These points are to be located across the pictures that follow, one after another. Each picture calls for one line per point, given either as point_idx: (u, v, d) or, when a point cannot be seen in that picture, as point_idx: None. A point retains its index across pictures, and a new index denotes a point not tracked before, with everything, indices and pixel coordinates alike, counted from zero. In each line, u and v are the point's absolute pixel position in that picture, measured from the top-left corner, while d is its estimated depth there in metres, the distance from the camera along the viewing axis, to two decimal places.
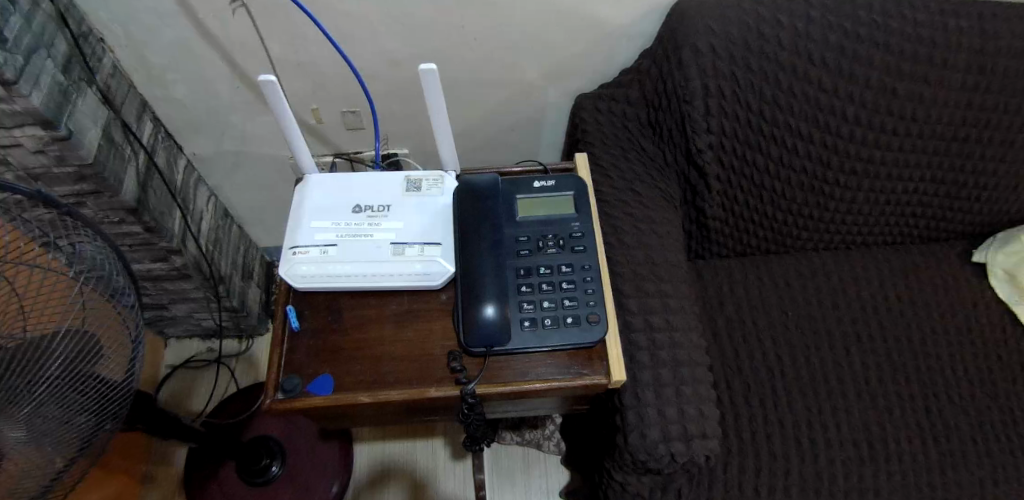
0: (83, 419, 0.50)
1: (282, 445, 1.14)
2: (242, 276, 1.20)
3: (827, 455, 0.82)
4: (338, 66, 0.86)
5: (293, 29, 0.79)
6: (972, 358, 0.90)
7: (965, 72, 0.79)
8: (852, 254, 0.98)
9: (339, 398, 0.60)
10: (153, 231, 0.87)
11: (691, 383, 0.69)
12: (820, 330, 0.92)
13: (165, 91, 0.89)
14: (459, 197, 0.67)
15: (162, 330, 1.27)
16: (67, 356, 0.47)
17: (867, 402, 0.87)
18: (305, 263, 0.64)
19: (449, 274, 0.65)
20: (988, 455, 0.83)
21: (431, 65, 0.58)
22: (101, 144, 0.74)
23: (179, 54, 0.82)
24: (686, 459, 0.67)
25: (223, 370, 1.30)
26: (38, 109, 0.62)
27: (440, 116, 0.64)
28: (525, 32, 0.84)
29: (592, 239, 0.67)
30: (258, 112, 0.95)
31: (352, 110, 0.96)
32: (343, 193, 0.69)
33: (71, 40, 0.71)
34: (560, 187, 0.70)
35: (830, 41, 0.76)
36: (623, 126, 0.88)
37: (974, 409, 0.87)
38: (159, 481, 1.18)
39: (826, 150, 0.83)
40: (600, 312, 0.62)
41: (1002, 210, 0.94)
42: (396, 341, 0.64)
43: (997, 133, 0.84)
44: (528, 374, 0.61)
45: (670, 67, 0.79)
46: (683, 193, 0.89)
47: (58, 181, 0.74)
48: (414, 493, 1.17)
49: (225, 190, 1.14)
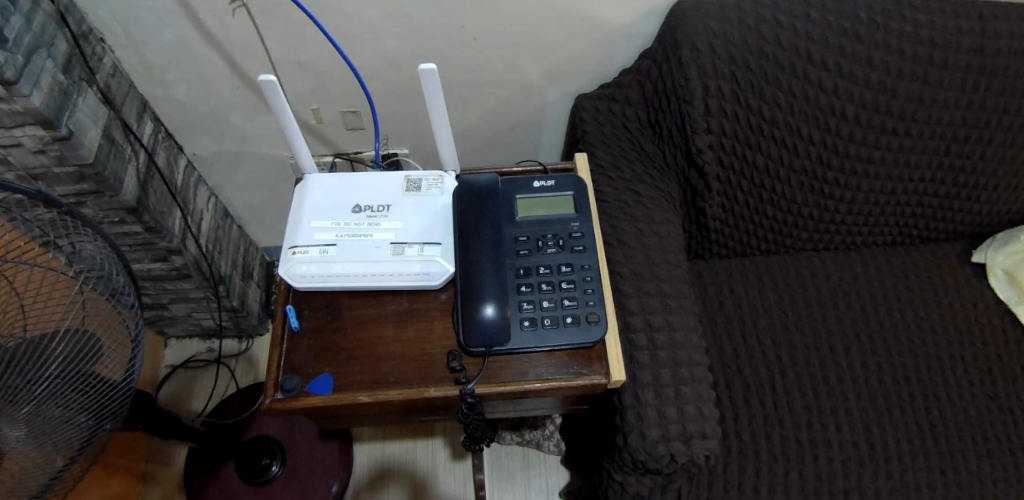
0: (83, 418, 0.50)
1: (282, 445, 1.14)
2: (241, 276, 1.21)
3: (827, 456, 0.82)
4: (338, 66, 0.87)
5: (293, 29, 0.79)
6: (972, 358, 0.90)
7: (965, 72, 0.79)
8: (851, 254, 0.98)
9: (339, 397, 0.61)
10: (153, 231, 0.87)
11: (691, 383, 0.70)
12: (820, 330, 0.92)
13: (165, 91, 0.89)
14: (459, 197, 0.67)
15: (162, 330, 1.27)
16: (66, 355, 0.47)
17: (866, 402, 0.87)
18: (305, 263, 0.64)
19: (449, 274, 0.65)
20: (988, 455, 0.84)
21: (431, 65, 0.58)
22: (101, 144, 0.74)
23: (180, 54, 0.82)
24: (686, 459, 0.67)
25: (223, 370, 1.30)
26: (38, 108, 0.62)
27: (440, 116, 0.64)
28: (525, 32, 0.85)
29: (592, 239, 0.67)
30: (258, 112, 0.95)
31: (352, 110, 0.97)
32: (343, 193, 0.69)
33: (71, 40, 0.71)
34: (560, 186, 0.70)
35: (830, 41, 0.76)
36: (623, 126, 0.88)
37: (974, 409, 0.87)
38: (159, 481, 1.18)
39: (827, 150, 0.83)
40: (600, 312, 0.62)
41: (1001, 210, 0.94)
42: (396, 341, 0.64)
43: (997, 133, 0.84)
44: (528, 373, 0.61)
45: (670, 68, 0.79)
46: (683, 193, 0.89)
47: (58, 180, 0.74)
48: (414, 493, 1.17)
49: (225, 190, 1.14)
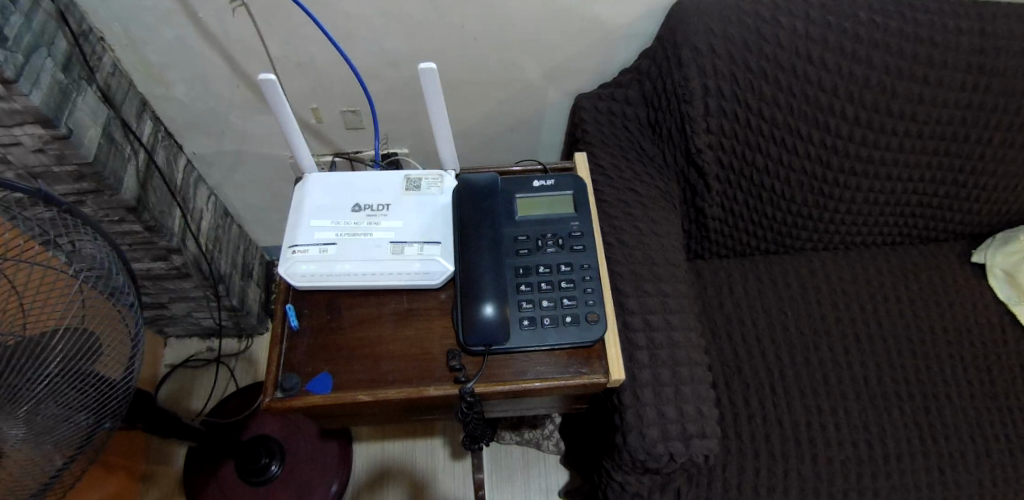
0: (83, 417, 0.50)
1: (282, 445, 1.14)
2: (241, 275, 1.21)
3: (826, 456, 0.82)
4: (338, 65, 0.87)
5: (293, 28, 0.79)
6: (971, 358, 0.90)
7: (965, 72, 0.79)
8: (851, 254, 0.98)
9: (338, 396, 0.61)
10: (153, 230, 0.87)
11: (691, 383, 0.70)
12: (820, 330, 0.92)
13: (165, 91, 0.89)
14: (459, 196, 0.67)
15: (162, 329, 1.27)
16: (65, 354, 0.47)
17: (866, 402, 0.87)
18: (305, 262, 0.64)
19: (449, 273, 0.65)
20: (988, 455, 0.84)
21: (431, 65, 0.58)
22: (101, 143, 0.74)
23: (179, 53, 0.82)
24: (685, 459, 0.67)
25: (222, 370, 1.30)
26: (38, 108, 0.62)
27: (440, 115, 0.64)
28: (525, 32, 0.85)
29: (592, 238, 0.67)
30: (257, 111, 0.95)
31: (352, 109, 0.97)
32: (343, 192, 0.69)
33: (71, 39, 0.71)
34: (560, 186, 0.70)
35: (830, 41, 0.76)
36: (623, 126, 0.88)
37: (973, 409, 0.87)
38: (158, 480, 1.18)
39: (826, 150, 0.83)
40: (599, 311, 0.62)
41: (1001, 210, 0.95)
42: (396, 340, 0.64)
43: (996, 133, 0.84)
44: (528, 372, 0.61)
45: (670, 68, 0.79)
46: (683, 193, 0.89)
47: (58, 180, 0.74)
48: (414, 493, 1.17)
49: (225, 189, 1.14)
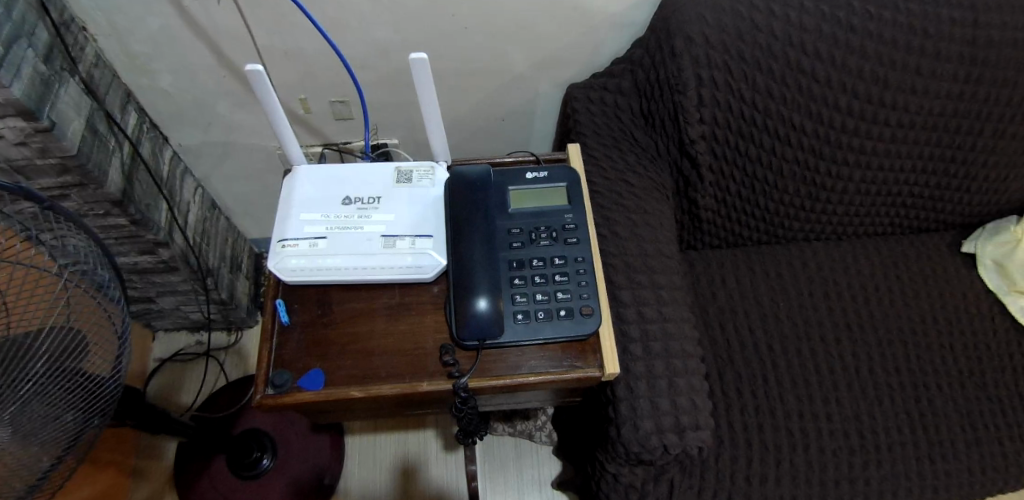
0: (71, 417, 0.49)
1: (274, 440, 1.13)
2: (230, 268, 1.19)
3: (818, 445, 0.83)
4: (327, 54, 0.85)
5: (279, 18, 0.77)
6: (961, 348, 0.91)
7: (958, 63, 0.78)
8: (842, 243, 0.99)
9: (331, 392, 0.60)
10: (139, 223, 0.86)
11: (685, 374, 0.70)
12: (811, 320, 0.92)
13: (149, 82, 0.87)
14: (451, 187, 0.66)
15: (150, 323, 1.26)
16: (49, 354, 0.46)
17: (857, 392, 0.87)
18: (295, 256, 0.63)
19: (441, 267, 0.64)
20: (976, 444, 0.85)
21: (422, 54, 0.57)
22: (84, 134, 0.72)
23: (163, 42, 0.80)
24: (680, 450, 0.67)
25: (212, 363, 1.29)
26: (19, 100, 0.60)
27: (430, 106, 0.63)
28: (518, 22, 0.83)
29: (586, 231, 0.66)
30: (245, 103, 0.93)
31: (341, 99, 0.95)
32: (333, 184, 0.68)
33: (53, 28, 0.69)
34: (552, 178, 0.69)
35: (823, 31, 0.75)
36: (616, 116, 0.87)
37: (963, 399, 0.88)
38: (148, 476, 1.17)
39: (819, 141, 0.83)
40: (593, 304, 0.62)
41: (991, 200, 0.95)
42: (388, 334, 0.63)
43: (987, 125, 0.84)
44: (522, 366, 0.61)
45: (663, 58, 0.78)
46: (676, 184, 0.88)
47: (42, 173, 0.72)
48: (406, 486, 1.17)
49: (213, 182, 1.12)
